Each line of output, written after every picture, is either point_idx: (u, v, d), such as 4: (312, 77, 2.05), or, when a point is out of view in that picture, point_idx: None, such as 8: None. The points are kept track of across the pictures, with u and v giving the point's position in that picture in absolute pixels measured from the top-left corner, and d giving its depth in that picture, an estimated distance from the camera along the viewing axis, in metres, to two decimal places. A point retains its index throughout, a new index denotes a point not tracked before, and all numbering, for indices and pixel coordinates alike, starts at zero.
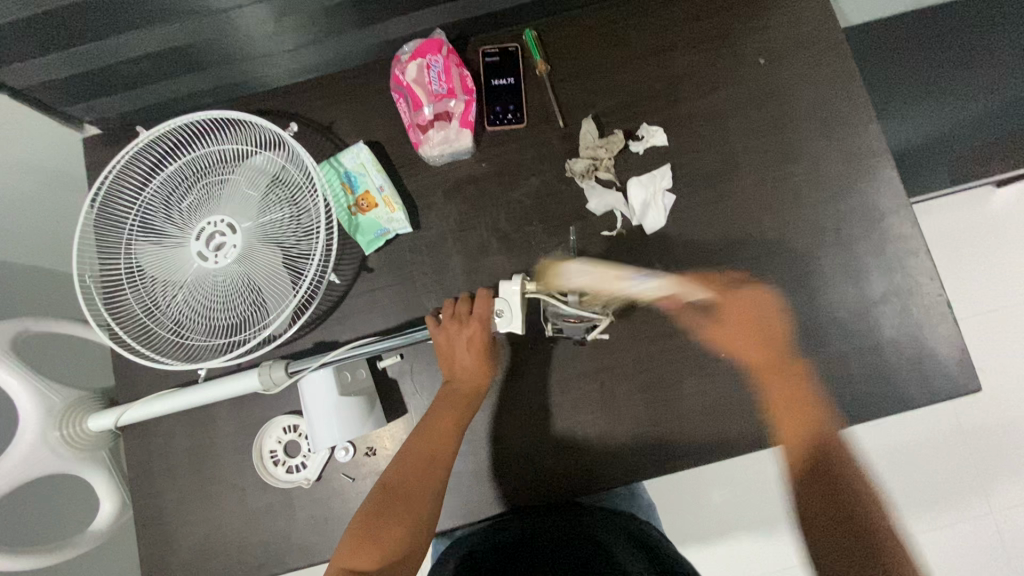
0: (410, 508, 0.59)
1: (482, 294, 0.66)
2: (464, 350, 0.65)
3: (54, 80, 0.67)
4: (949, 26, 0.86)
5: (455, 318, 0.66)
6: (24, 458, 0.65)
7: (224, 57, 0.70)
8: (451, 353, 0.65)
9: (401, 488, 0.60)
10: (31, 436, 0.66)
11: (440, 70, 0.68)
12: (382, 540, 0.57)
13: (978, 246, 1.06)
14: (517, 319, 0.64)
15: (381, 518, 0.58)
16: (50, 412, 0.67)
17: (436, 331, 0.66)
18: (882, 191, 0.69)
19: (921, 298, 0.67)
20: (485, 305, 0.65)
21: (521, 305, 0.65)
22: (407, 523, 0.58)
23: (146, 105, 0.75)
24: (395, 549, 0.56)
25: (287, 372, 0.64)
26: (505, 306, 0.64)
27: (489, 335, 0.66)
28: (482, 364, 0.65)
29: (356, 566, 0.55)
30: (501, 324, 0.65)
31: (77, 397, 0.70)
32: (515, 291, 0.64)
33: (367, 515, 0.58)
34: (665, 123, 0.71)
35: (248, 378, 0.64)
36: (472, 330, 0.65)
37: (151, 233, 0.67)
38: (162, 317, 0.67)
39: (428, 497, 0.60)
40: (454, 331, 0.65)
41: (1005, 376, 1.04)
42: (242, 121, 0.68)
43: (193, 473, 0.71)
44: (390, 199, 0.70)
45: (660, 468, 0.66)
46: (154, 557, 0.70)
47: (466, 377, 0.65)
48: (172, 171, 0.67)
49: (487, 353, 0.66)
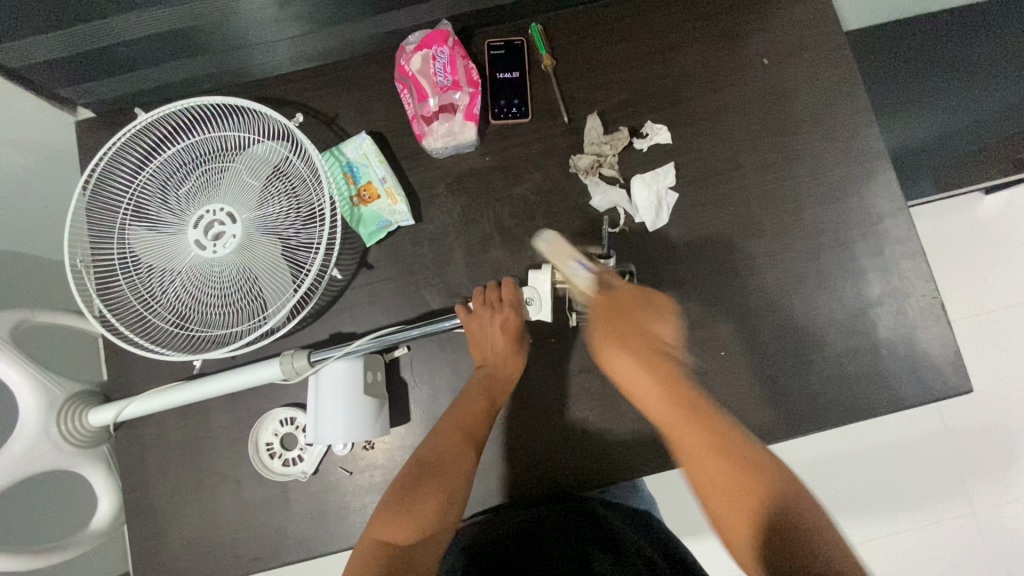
0: (442, 484, 0.59)
1: (510, 281, 0.68)
2: (498, 335, 0.67)
3: (48, 62, 0.65)
4: (947, 34, 0.87)
5: (486, 305, 0.67)
6: (23, 451, 0.63)
7: (224, 42, 0.68)
8: (483, 340, 0.67)
9: (433, 466, 0.60)
10: (31, 429, 0.64)
11: (445, 62, 0.68)
12: (415, 513, 0.56)
13: (966, 251, 1.08)
14: (546, 307, 0.66)
15: (414, 491, 0.58)
16: (53, 405, 0.66)
17: (467, 317, 0.66)
18: (880, 195, 0.70)
19: (915, 299, 0.68)
20: (515, 291, 0.67)
21: (549, 294, 0.66)
22: (440, 497, 0.58)
23: (143, 89, 0.74)
24: (427, 526, 0.56)
25: (310, 362, 0.64)
26: (533, 294, 0.65)
27: (522, 323, 0.67)
28: (515, 349, 0.67)
29: (389, 536, 0.54)
30: (531, 311, 0.66)
31: (79, 389, 0.69)
32: (545, 280, 0.66)
33: (400, 489, 0.58)
34: (669, 121, 0.72)
35: (268, 368, 0.64)
36: (506, 317, 0.67)
37: (146, 219, 0.66)
38: (158, 306, 0.65)
39: (460, 476, 0.60)
40: (487, 318, 0.67)
41: (990, 378, 1.06)
42: (246, 109, 0.67)
43: (188, 465, 0.69)
44: (393, 190, 0.70)
45: (659, 464, 0.66)
46: (146, 550, 0.69)
47: (499, 361, 0.67)
48: (171, 156, 0.66)
49: (518, 341, 0.67)
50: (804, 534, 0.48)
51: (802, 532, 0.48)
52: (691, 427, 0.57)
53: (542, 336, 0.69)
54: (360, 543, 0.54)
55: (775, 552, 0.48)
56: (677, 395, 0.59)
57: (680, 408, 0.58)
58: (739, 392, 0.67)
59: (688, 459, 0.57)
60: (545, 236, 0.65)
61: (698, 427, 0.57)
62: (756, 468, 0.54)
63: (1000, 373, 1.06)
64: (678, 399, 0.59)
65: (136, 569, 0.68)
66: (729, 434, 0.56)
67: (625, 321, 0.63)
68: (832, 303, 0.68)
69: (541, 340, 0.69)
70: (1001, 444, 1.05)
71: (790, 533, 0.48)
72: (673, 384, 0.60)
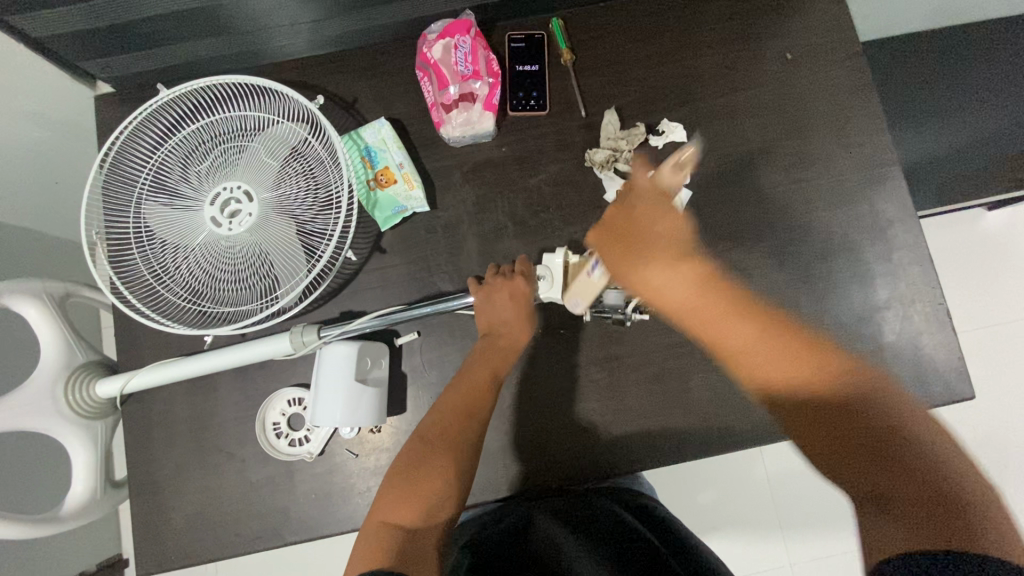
0: (447, 462, 0.59)
1: (524, 257, 0.69)
2: (509, 306, 0.66)
3: (73, 33, 0.65)
4: (959, 50, 0.88)
5: (499, 276, 0.68)
6: (27, 408, 0.64)
7: (248, 21, 0.69)
8: (491, 310, 0.66)
9: (438, 443, 0.60)
10: (41, 386, 0.65)
11: (466, 51, 0.68)
12: (421, 493, 0.56)
13: (970, 265, 1.10)
14: (558, 286, 0.67)
15: (419, 470, 0.58)
16: (67, 371, 0.67)
17: (478, 290, 0.67)
18: (890, 201, 0.71)
19: (922, 306, 0.69)
20: (529, 266, 0.68)
21: (564, 274, 0.67)
22: (444, 477, 0.57)
23: (165, 66, 0.74)
24: (436, 506, 0.56)
25: (318, 336, 0.65)
26: (547, 271, 0.66)
27: (532, 296, 0.67)
28: (524, 322, 0.67)
29: (397, 518, 0.54)
30: (542, 288, 0.67)
31: (96, 365, 0.70)
32: (559, 260, 0.67)
33: (407, 466, 0.58)
34: (685, 120, 0.72)
35: (276, 343, 0.64)
36: (515, 286, 0.66)
37: (162, 193, 0.66)
38: (171, 282, 0.65)
39: (465, 457, 0.59)
40: (496, 287, 0.67)
41: (988, 392, 1.07)
42: (269, 90, 0.67)
43: (193, 442, 0.69)
44: (410, 176, 0.70)
45: (663, 458, 0.67)
46: (148, 525, 0.69)
47: (507, 329, 0.66)
48: (190, 132, 0.66)
49: (527, 313, 0.67)
50: (887, 445, 0.43)
51: (904, 456, 0.42)
52: (749, 338, 0.54)
53: (551, 328, 0.70)
54: (368, 527, 0.55)
55: (832, 454, 0.45)
56: (697, 283, 0.58)
57: (721, 307, 0.56)
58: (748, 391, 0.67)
59: (744, 359, 0.54)
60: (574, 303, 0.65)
61: (769, 341, 0.53)
62: (820, 371, 0.50)
63: (999, 386, 1.07)
64: (711, 295, 0.57)
65: (136, 543, 0.68)
66: (797, 340, 0.52)
67: (631, 239, 0.63)
68: (839, 306, 0.69)
69: (551, 331, 0.70)
70: (996, 456, 1.05)
71: (849, 426, 0.45)
72: (706, 291, 0.57)
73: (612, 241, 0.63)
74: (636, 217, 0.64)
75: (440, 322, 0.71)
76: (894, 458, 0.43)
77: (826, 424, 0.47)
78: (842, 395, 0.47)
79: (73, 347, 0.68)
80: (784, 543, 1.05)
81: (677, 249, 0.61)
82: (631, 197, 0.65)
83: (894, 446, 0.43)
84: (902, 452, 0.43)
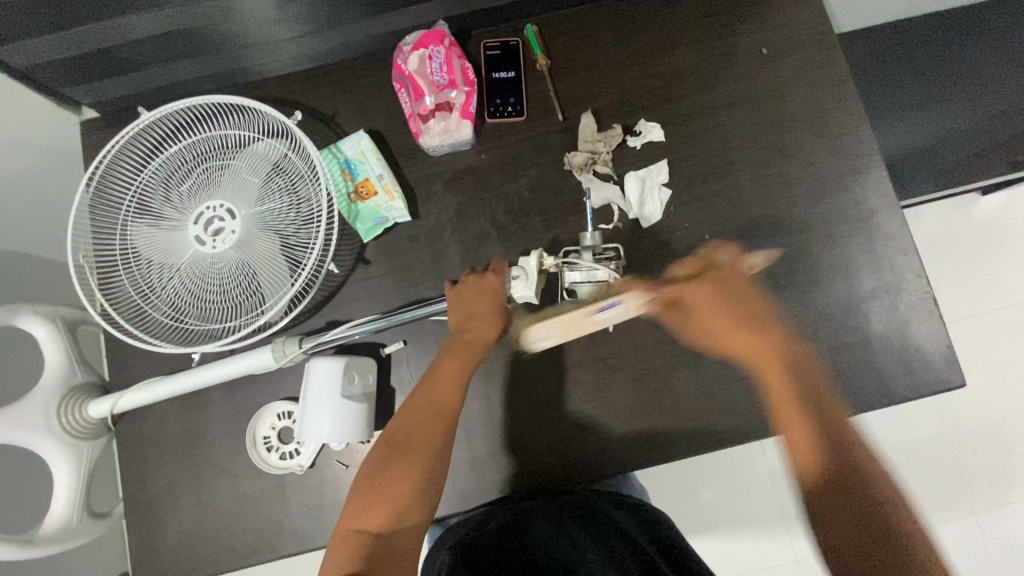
0: (415, 462, 0.58)
1: (501, 260, 0.69)
2: (480, 302, 0.66)
3: (56, 62, 0.67)
4: (942, 35, 0.88)
5: (472, 275, 0.68)
6: (21, 426, 0.65)
7: (226, 42, 0.70)
8: (465, 306, 0.66)
9: (404, 443, 0.59)
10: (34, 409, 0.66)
11: (441, 61, 0.69)
12: (385, 498, 0.56)
13: (965, 251, 1.09)
14: (531, 285, 0.66)
15: (383, 473, 0.57)
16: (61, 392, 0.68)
17: (451, 291, 0.68)
18: (873, 190, 0.70)
19: (908, 294, 0.69)
20: (505, 266, 0.68)
21: (537, 274, 0.66)
22: (413, 481, 0.57)
23: (149, 89, 0.75)
24: (406, 508, 0.56)
25: (301, 348, 0.65)
26: (520, 271, 0.66)
27: (505, 292, 0.67)
28: (496, 321, 0.65)
29: (364, 524, 0.55)
30: (516, 286, 0.66)
31: (90, 387, 0.71)
32: (533, 261, 0.66)
33: (372, 469, 0.58)
34: (662, 119, 0.73)
35: (259, 357, 0.64)
36: (489, 282, 0.67)
37: (148, 214, 0.67)
38: (157, 300, 0.66)
39: (433, 453, 0.59)
40: (470, 285, 0.67)
41: (989, 379, 1.06)
42: (248, 109, 0.68)
43: (187, 460, 0.70)
44: (390, 187, 0.71)
45: (653, 458, 0.66)
46: (144, 542, 0.69)
47: (478, 325, 0.65)
48: (172, 153, 0.67)
49: (500, 310, 0.66)
50: (872, 522, 0.47)
51: (888, 531, 0.47)
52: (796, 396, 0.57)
53: None
54: (336, 532, 0.55)
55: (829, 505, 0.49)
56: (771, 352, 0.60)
57: (789, 385, 0.58)
58: (736, 386, 0.67)
59: (781, 414, 0.57)
60: (538, 335, 0.61)
61: (797, 402, 0.56)
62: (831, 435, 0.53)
63: (999, 372, 1.06)
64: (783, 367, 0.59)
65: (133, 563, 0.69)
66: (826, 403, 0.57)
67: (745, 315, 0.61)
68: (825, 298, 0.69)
69: None
70: (1000, 444, 1.04)
71: (858, 503, 0.48)
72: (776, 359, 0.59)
73: (709, 305, 0.62)
74: (732, 292, 0.63)
75: (425, 331, 0.71)
76: (867, 526, 0.47)
77: (838, 470, 0.51)
78: (846, 470, 0.51)
79: (70, 369, 0.69)
80: (787, 537, 1.04)
81: (774, 336, 0.61)
82: (718, 277, 0.63)
83: (879, 515, 0.48)
84: (884, 521, 0.47)
